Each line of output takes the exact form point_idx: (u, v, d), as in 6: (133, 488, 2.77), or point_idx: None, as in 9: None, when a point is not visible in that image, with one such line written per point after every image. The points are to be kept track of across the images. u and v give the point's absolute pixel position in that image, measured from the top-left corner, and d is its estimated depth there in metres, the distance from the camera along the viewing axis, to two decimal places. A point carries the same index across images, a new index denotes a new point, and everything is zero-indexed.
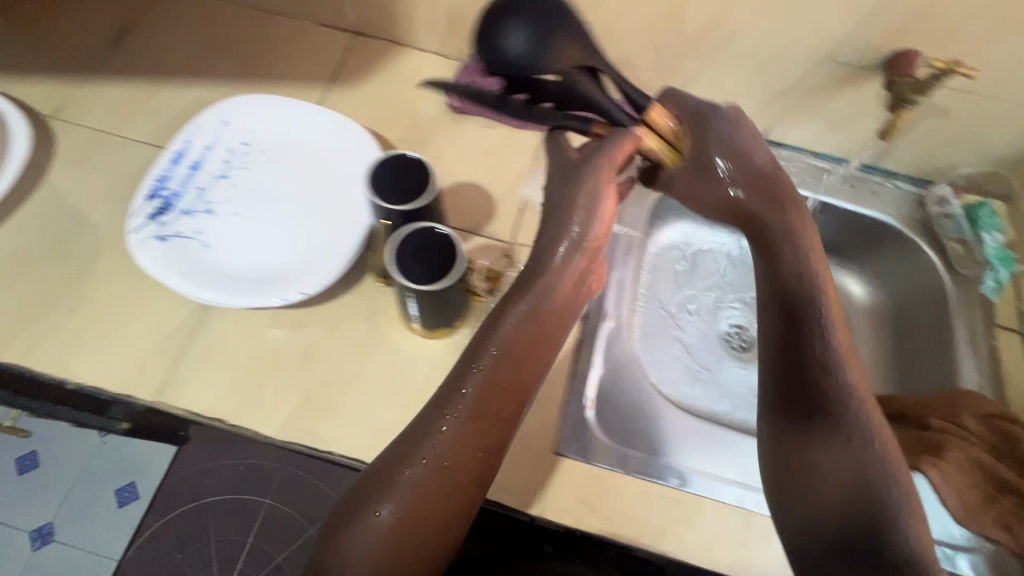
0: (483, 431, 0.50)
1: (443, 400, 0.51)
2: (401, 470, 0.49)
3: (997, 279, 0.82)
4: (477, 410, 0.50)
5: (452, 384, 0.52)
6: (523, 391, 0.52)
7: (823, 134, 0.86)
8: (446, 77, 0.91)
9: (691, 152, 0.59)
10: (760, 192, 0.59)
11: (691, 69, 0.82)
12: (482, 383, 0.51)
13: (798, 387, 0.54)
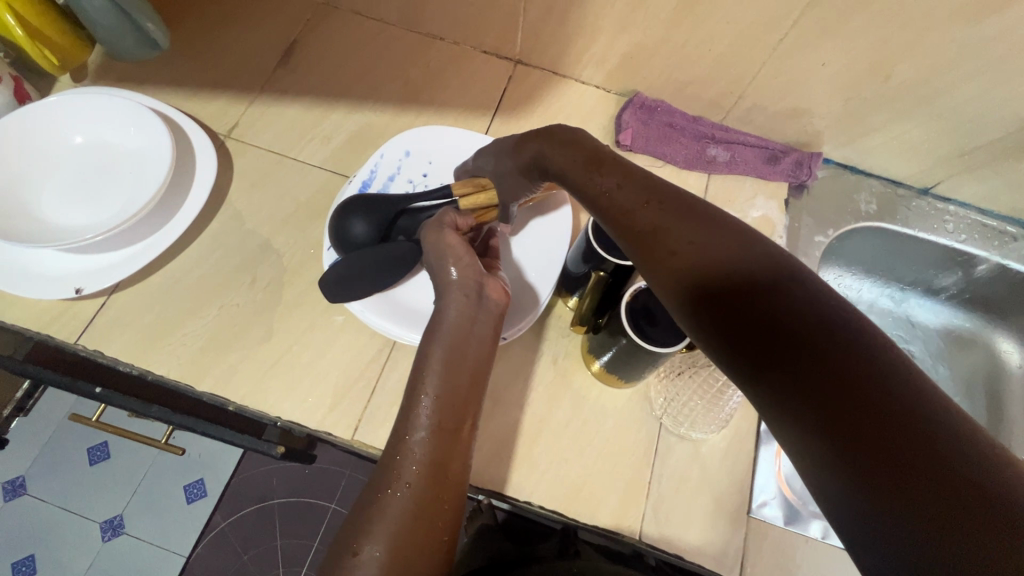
0: (450, 442, 0.51)
1: (401, 426, 0.52)
2: (382, 498, 0.48)
3: None
4: (438, 432, 0.51)
5: (405, 406, 0.53)
6: (457, 409, 0.53)
7: (998, 192, 0.85)
8: (609, 112, 0.90)
9: (576, 142, 0.55)
10: (620, 173, 0.48)
11: (875, 122, 0.81)
12: (437, 405, 0.52)
13: (746, 345, 0.34)
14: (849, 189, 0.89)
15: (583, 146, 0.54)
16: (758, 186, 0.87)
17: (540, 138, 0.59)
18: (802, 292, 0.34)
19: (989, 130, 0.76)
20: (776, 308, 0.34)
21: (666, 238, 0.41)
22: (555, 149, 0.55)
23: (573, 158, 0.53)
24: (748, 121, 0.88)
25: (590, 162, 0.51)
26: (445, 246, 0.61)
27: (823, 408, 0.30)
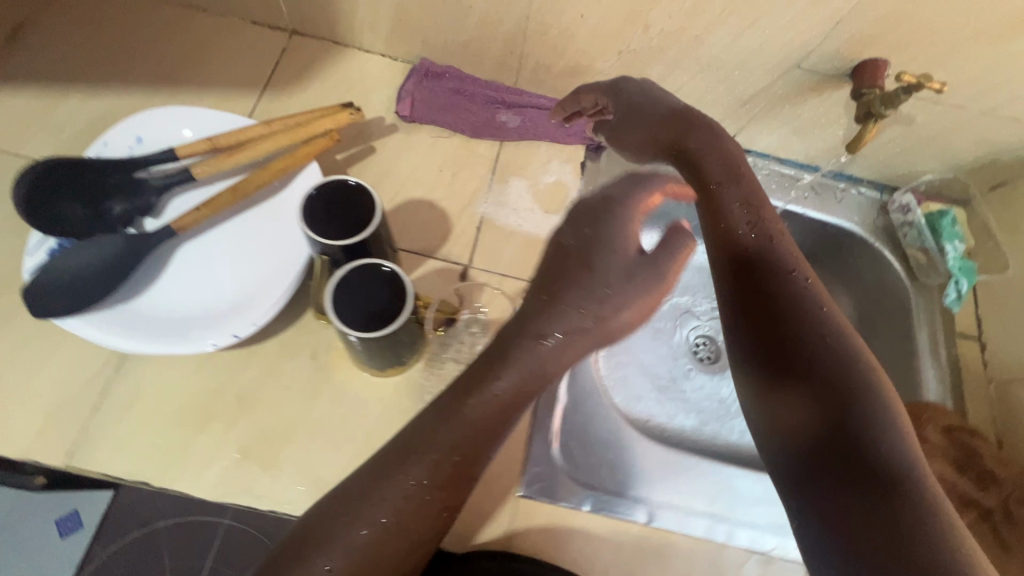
0: (491, 416, 0.44)
1: (472, 380, 0.45)
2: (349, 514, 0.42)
3: (959, 291, 0.79)
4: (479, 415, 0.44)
5: (488, 365, 0.45)
6: (540, 374, 0.46)
7: (789, 140, 0.84)
8: (394, 82, 0.84)
9: (717, 139, 0.52)
10: (743, 191, 0.48)
11: (653, 75, 0.77)
12: (482, 373, 0.45)
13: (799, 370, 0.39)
14: None
15: (717, 149, 0.51)
16: (553, 150, 0.83)
17: (675, 114, 0.55)
18: (845, 351, 0.39)
19: (758, 77, 0.74)
20: (817, 349, 0.39)
21: (748, 251, 0.45)
22: (716, 139, 0.52)
23: (697, 154, 0.51)
24: (539, 83, 0.83)
25: (717, 172, 0.50)
26: (647, 293, 0.48)
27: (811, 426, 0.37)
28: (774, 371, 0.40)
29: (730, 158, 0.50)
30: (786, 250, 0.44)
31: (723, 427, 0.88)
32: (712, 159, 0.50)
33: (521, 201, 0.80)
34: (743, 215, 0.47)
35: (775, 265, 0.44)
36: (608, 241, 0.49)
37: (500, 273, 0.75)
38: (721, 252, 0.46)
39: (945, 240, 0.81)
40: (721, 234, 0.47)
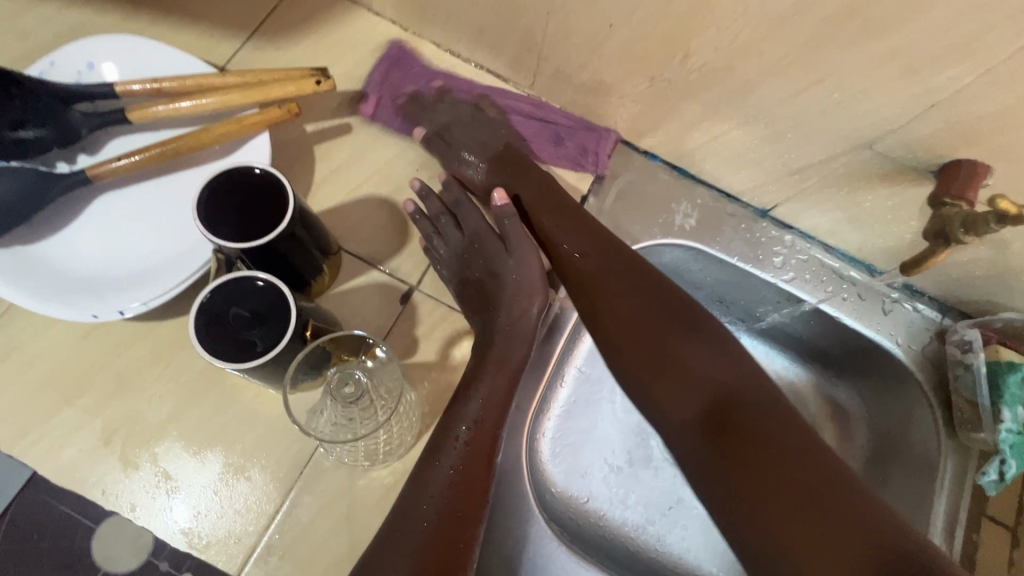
0: (448, 524, 0.50)
1: (414, 495, 0.51)
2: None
3: (1003, 472, 0.63)
4: (423, 528, 0.49)
5: (421, 485, 0.51)
6: (463, 482, 0.52)
7: (841, 227, 0.68)
8: (397, 56, 0.73)
9: (534, 175, 0.66)
10: (599, 246, 0.60)
11: (689, 115, 0.63)
12: (420, 498, 0.51)
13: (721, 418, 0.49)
14: (667, 196, 0.73)
15: (578, 218, 0.62)
16: None
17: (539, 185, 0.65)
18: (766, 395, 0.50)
19: (817, 147, 0.58)
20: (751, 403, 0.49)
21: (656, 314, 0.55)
22: (568, 209, 0.63)
23: (565, 219, 0.62)
24: (558, 92, 0.70)
25: (619, 277, 0.58)
26: (537, 280, 0.62)
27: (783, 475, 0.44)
28: (742, 456, 0.46)
29: (589, 223, 0.62)
30: (703, 327, 0.55)
31: (670, 534, 0.76)
32: (553, 205, 0.63)
33: None
34: (692, 351, 0.53)
35: (689, 368, 0.52)
36: (490, 267, 0.63)
37: (448, 304, 0.65)
38: (652, 375, 0.54)
39: (1004, 402, 0.63)
40: (622, 331, 0.56)
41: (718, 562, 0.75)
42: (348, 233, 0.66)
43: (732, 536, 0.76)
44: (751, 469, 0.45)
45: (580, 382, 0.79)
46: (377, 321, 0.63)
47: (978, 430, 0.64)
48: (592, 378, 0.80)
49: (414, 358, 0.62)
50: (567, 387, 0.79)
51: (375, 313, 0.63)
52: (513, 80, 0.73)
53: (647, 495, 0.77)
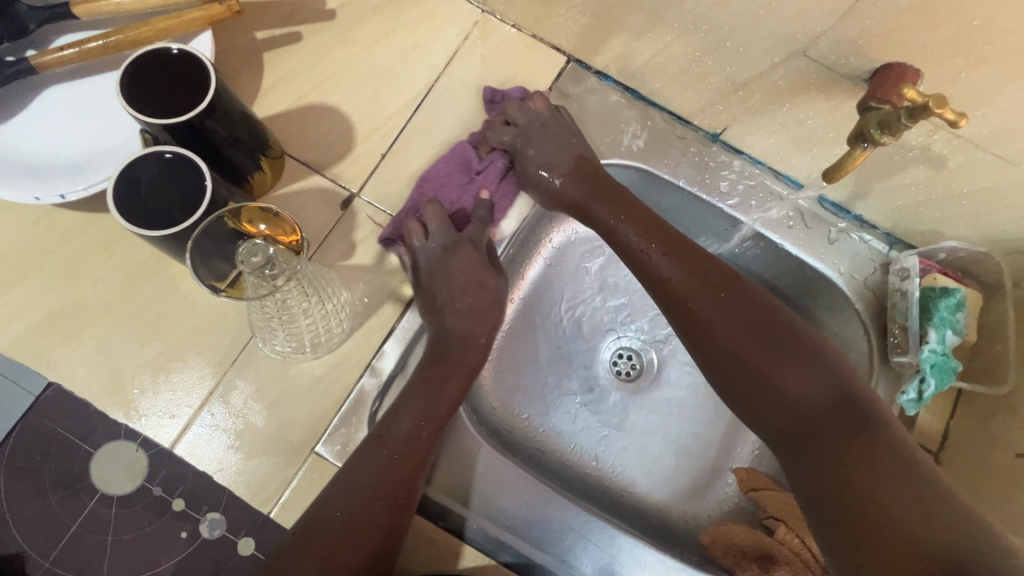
0: (384, 474, 0.55)
1: (361, 462, 0.55)
2: (323, 546, 0.52)
3: (921, 392, 0.63)
4: (367, 486, 0.54)
5: (362, 453, 0.56)
6: (389, 451, 0.56)
7: (787, 150, 0.67)
8: None
9: (617, 196, 0.63)
10: (666, 240, 0.61)
11: (633, 25, 0.62)
12: (360, 461, 0.55)
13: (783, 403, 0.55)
14: (616, 116, 0.73)
15: (678, 245, 0.61)
16: None
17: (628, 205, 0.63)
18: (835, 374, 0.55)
19: (757, 55, 0.58)
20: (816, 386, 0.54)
21: (734, 311, 0.58)
22: (665, 237, 0.61)
23: (664, 247, 0.61)
24: (509, 6, 0.70)
25: (718, 306, 0.58)
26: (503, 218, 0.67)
27: (837, 451, 0.50)
28: (812, 443, 0.53)
29: (691, 251, 0.61)
30: (774, 316, 0.57)
31: (608, 453, 0.78)
32: (652, 234, 0.61)
33: (444, 139, 0.69)
34: (744, 328, 0.57)
35: (739, 352, 0.57)
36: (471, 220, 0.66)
37: (388, 212, 0.66)
38: (759, 404, 0.57)
39: (932, 324, 0.64)
40: (701, 328, 0.59)
41: (651, 480, 0.77)
42: (293, 140, 0.67)
43: (671, 461, 0.78)
44: (820, 450, 0.52)
45: (528, 305, 0.81)
46: (317, 223, 0.65)
47: (904, 354, 0.65)
48: (539, 303, 0.82)
49: (350, 261, 0.64)
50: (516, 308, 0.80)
51: (315, 216, 0.65)
52: None
53: (588, 417, 0.79)
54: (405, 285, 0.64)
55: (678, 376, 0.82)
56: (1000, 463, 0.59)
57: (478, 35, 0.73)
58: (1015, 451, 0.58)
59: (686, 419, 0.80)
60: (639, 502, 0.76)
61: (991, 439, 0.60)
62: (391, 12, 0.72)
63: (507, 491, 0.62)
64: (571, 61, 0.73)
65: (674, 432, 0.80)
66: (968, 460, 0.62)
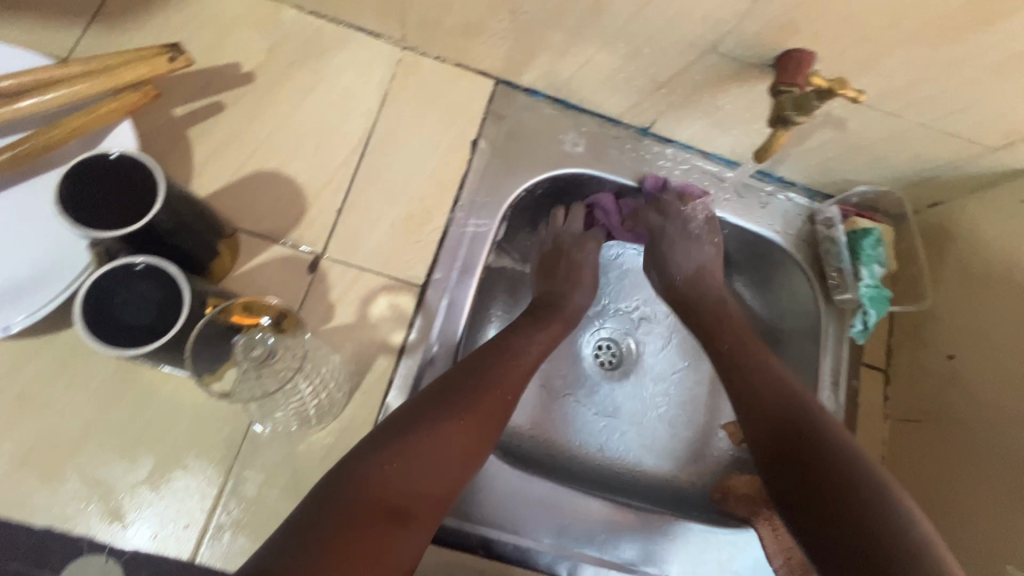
0: (496, 408, 0.57)
1: (484, 389, 0.58)
2: (428, 454, 0.51)
3: (866, 322, 0.72)
4: (478, 410, 0.56)
5: (481, 384, 0.58)
6: (508, 394, 0.59)
7: (713, 133, 0.74)
8: (262, 25, 0.71)
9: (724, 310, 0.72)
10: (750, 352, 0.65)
11: (556, 44, 0.66)
12: (483, 388, 0.58)
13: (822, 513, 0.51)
14: (554, 127, 0.76)
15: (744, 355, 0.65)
16: (441, 124, 0.73)
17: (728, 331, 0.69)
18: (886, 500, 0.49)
19: (673, 57, 0.63)
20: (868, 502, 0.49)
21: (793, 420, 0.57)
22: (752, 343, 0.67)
23: (728, 368, 0.65)
24: (430, 41, 0.71)
25: (777, 408, 0.59)
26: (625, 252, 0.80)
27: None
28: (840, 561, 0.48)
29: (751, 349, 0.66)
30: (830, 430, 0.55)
31: (612, 441, 0.82)
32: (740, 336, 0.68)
33: (396, 182, 0.70)
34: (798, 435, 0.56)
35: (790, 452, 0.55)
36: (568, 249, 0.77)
37: (357, 265, 0.66)
38: (799, 511, 0.53)
39: (862, 262, 0.72)
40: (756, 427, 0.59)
41: (654, 455, 0.82)
42: (241, 214, 0.64)
43: (666, 431, 0.84)
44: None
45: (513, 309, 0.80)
46: (288, 293, 0.63)
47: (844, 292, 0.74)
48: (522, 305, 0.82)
49: (332, 322, 0.63)
50: (500, 313, 0.79)
51: (285, 287, 0.64)
52: (385, 35, 0.72)
53: (585, 411, 0.83)
54: (392, 333, 0.64)
55: (655, 354, 0.88)
56: (937, 369, 0.69)
57: (405, 74, 0.73)
58: (945, 354, 0.69)
59: (670, 391, 0.86)
60: (647, 477, 0.81)
61: (926, 348, 0.71)
62: (311, 66, 0.71)
63: (537, 507, 0.65)
64: (498, 83, 0.76)
65: (663, 407, 0.85)
66: (911, 372, 0.72)
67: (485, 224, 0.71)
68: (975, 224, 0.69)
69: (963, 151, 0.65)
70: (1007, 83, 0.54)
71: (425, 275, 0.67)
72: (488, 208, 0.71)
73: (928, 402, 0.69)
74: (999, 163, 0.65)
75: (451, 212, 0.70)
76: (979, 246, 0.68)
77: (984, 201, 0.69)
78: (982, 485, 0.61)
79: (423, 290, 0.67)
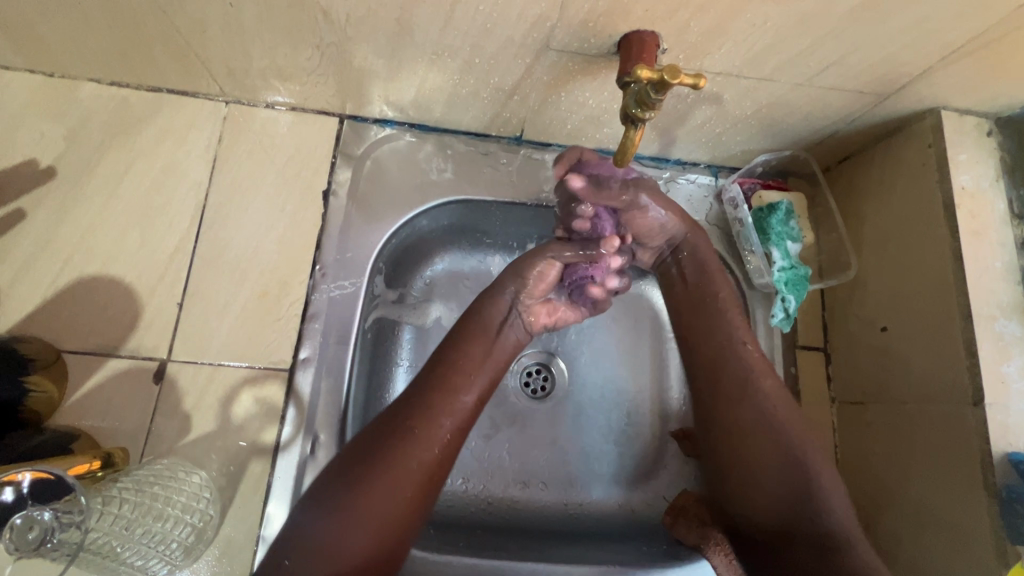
0: (420, 456, 0.49)
1: (409, 437, 0.49)
2: (354, 526, 0.46)
3: (787, 307, 0.65)
4: (411, 455, 0.49)
5: (410, 427, 0.50)
6: (439, 438, 0.51)
7: (589, 129, 0.66)
8: (55, 108, 0.62)
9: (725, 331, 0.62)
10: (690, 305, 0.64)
11: (381, 69, 0.57)
12: (411, 428, 0.50)
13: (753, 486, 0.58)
14: (414, 156, 0.68)
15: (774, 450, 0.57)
16: (285, 180, 0.64)
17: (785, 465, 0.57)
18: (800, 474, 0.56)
19: (510, 62, 0.54)
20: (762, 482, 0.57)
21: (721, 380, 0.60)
22: (807, 441, 0.57)
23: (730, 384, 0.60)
24: (250, 88, 0.62)
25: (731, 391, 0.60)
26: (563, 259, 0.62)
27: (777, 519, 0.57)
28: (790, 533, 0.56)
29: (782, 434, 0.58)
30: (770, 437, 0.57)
31: (554, 475, 0.74)
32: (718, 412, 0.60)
33: (241, 257, 0.61)
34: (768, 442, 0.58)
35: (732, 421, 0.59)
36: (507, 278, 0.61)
37: (210, 362, 0.58)
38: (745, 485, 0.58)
39: (772, 242, 0.66)
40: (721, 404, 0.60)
41: (603, 483, 0.74)
42: (65, 333, 0.57)
43: (614, 451, 0.76)
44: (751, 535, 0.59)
45: (420, 351, 0.71)
46: (134, 412, 0.56)
47: (762, 276, 0.67)
48: (431, 346, 0.71)
49: (191, 434, 0.56)
50: (406, 361, 0.70)
51: (129, 406, 0.56)
52: (201, 92, 0.63)
53: (518, 448, 0.74)
54: (262, 432, 0.57)
55: (588, 369, 0.78)
56: (872, 343, 0.62)
57: (234, 129, 0.65)
58: (879, 325, 0.61)
59: (612, 406, 0.77)
60: (597, 510, 0.73)
61: (857, 321, 0.64)
62: (122, 144, 0.62)
63: None
64: (344, 119, 0.67)
65: (608, 423, 0.76)
66: (847, 348, 0.65)
67: (351, 282, 0.63)
68: (887, 177, 0.62)
69: (856, 103, 0.57)
70: (876, 25, 0.46)
71: (290, 356, 0.59)
72: (351, 263, 0.63)
73: (869, 380, 0.62)
74: (897, 107, 0.58)
75: (310, 279, 0.62)
76: (892, 201, 0.61)
77: (893, 151, 0.62)
78: (933, 479, 0.54)
79: (290, 372, 0.59)
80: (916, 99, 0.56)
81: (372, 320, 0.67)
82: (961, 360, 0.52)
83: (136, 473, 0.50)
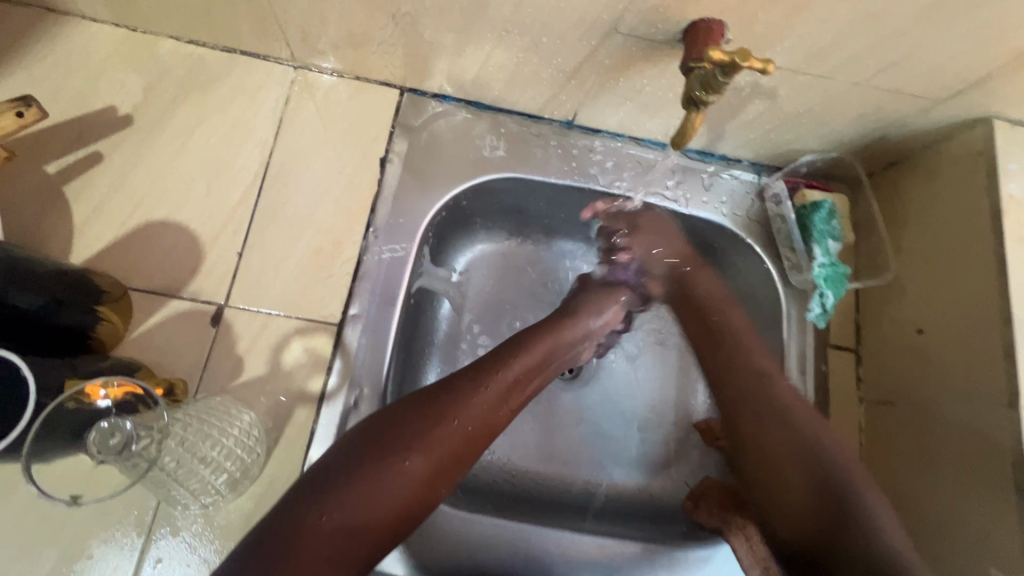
0: (473, 427, 0.52)
1: (458, 401, 0.52)
2: (392, 489, 0.46)
3: (824, 304, 0.67)
4: (468, 426, 0.52)
5: (459, 394, 0.52)
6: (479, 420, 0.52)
7: (641, 116, 0.67)
8: (137, 61, 0.65)
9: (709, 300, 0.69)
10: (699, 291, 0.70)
11: (449, 42, 0.60)
12: (464, 395, 0.52)
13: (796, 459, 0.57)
14: (468, 132, 0.70)
15: (809, 452, 0.57)
16: (345, 145, 0.67)
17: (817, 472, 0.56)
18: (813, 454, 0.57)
19: (575, 42, 0.56)
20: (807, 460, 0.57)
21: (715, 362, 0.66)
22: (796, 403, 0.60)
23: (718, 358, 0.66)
24: (320, 54, 0.65)
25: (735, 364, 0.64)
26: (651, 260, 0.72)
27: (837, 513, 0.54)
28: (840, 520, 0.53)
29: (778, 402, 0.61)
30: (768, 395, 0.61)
31: (578, 453, 0.75)
32: (742, 398, 0.62)
33: (299, 215, 0.64)
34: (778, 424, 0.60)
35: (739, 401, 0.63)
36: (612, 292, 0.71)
37: (263, 310, 0.61)
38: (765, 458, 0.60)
39: (814, 240, 0.67)
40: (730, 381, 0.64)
41: (625, 465, 0.75)
42: (131, 271, 0.60)
43: (637, 435, 0.77)
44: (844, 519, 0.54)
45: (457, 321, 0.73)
46: (191, 352, 0.58)
47: (800, 273, 0.68)
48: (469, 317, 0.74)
49: (243, 376, 0.59)
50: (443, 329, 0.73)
51: (186, 345, 0.59)
52: (273, 55, 0.66)
53: (545, 421, 0.76)
54: (309, 380, 0.59)
55: (618, 354, 0.80)
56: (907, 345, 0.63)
57: (300, 93, 0.67)
58: (915, 327, 0.62)
59: (639, 391, 0.78)
60: (617, 490, 0.74)
61: (892, 323, 0.65)
62: (194, 99, 0.65)
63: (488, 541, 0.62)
64: (404, 92, 0.70)
65: (633, 407, 0.78)
66: (880, 349, 0.66)
67: (403, 245, 0.65)
68: (934, 184, 0.63)
69: (909, 106, 0.59)
70: (939, 28, 0.48)
71: (340, 311, 0.62)
72: (404, 228, 0.65)
73: (902, 380, 0.62)
74: (950, 114, 0.59)
75: (362, 239, 0.64)
76: (937, 207, 0.62)
77: (942, 156, 0.63)
78: (967, 488, 0.54)
79: (339, 326, 0.61)
80: (970, 107, 0.57)
81: (416, 286, 0.70)
82: (998, 362, 0.53)
83: (192, 406, 0.53)
